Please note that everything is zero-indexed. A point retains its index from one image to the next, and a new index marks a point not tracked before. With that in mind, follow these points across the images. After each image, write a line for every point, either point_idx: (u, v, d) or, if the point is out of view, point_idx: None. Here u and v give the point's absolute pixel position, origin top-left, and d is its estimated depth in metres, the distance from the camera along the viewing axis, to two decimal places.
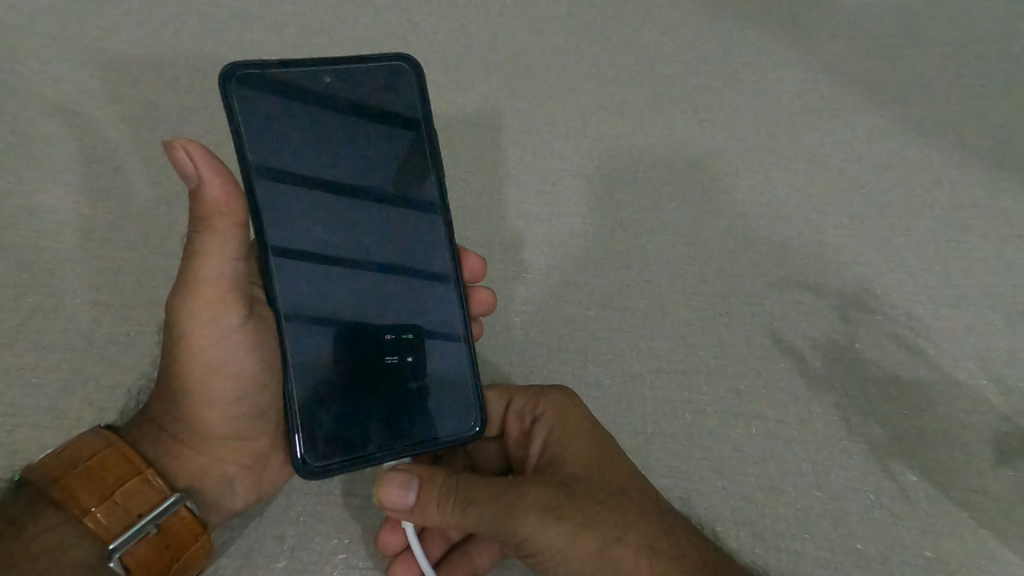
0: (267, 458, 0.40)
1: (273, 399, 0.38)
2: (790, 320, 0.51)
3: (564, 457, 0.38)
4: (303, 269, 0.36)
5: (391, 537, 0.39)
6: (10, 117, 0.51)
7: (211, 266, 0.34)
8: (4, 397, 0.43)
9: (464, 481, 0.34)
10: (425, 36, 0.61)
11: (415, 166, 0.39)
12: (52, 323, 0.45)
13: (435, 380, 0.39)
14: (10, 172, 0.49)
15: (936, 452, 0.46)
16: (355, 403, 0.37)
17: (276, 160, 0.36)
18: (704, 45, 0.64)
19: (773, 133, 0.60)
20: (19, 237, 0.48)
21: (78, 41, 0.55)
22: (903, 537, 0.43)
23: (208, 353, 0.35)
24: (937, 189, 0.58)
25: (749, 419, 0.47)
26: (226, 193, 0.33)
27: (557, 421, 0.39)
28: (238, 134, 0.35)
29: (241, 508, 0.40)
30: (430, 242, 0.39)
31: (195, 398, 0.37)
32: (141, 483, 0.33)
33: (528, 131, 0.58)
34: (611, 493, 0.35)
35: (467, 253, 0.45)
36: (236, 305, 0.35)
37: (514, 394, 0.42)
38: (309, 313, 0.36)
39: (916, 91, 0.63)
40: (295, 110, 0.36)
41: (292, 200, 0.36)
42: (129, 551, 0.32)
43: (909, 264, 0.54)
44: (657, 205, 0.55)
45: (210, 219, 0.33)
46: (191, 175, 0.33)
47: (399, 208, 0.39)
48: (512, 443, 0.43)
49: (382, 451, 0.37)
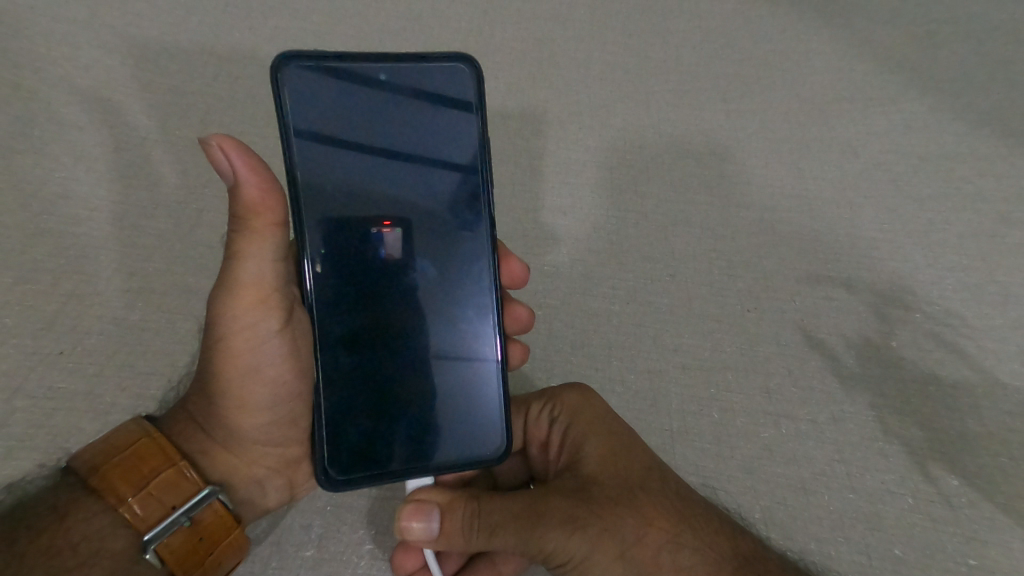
0: (298, 463, 0.41)
1: (305, 408, 0.39)
2: (822, 316, 0.49)
3: (582, 459, 0.37)
4: (336, 281, 0.36)
5: (409, 561, 0.39)
6: (44, 103, 0.52)
7: (252, 269, 0.33)
8: (42, 380, 0.44)
9: (485, 504, 0.34)
10: (448, 24, 0.60)
11: (461, 174, 0.38)
12: (87, 309, 0.46)
13: (467, 395, 0.38)
14: (45, 158, 0.50)
15: (979, 456, 0.44)
16: (381, 416, 0.37)
17: (318, 161, 0.35)
18: (733, 31, 0.62)
19: (804, 122, 0.58)
20: (54, 222, 0.48)
21: (107, 29, 0.55)
22: (944, 544, 0.42)
23: (247, 357, 0.36)
24: (980, 182, 0.55)
25: (778, 418, 0.46)
26: (264, 192, 0.31)
27: (572, 420, 0.39)
28: (286, 130, 0.34)
29: (273, 506, 0.40)
30: (468, 255, 0.38)
31: (230, 400, 0.37)
32: (176, 475, 0.33)
33: (551, 120, 0.57)
34: (628, 491, 0.34)
35: (512, 257, 0.43)
36: (275, 310, 0.35)
37: (531, 401, 0.42)
38: (341, 323, 0.36)
39: (960, 77, 0.60)
40: (342, 107, 0.35)
41: (331, 208, 0.35)
42: (163, 542, 0.32)
43: (948, 260, 0.52)
44: (684, 198, 0.54)
45: (247, 219, 0.32)
46: (227, 173, 0.30)
47: (436, 218, 0.38)
48: (534, 454, 0.42)
49: (405, 467, 0.36)
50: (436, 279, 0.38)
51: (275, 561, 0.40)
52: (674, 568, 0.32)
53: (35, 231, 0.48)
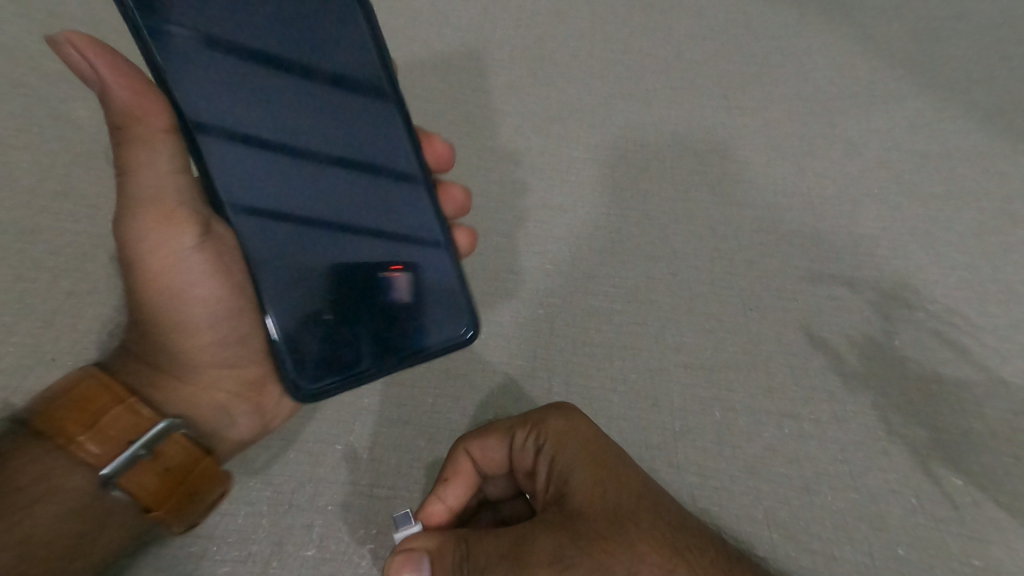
0: (263, 385, 0.42)
1: (253, 323, 0.39)
2: (825, 315, 0.49)
3: (572, 492, 0.35)
4: (286, 210, 0.37)
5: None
6: (42, 100, 0.52)
7: (148, 180, 0.35)
8: (41, 379, 0.43)
9: (473, 549, 0.33)
10: (448, 21, 0.60)
11: (360, 57, 0.38)
12: (86, 307, 0.46)
13: (422, 308, 0.40)
14: (44, 155, 0.50)
15: (983, 456, 0.44)
16: (339, 326, 0.38)
17: (188, 75, 0.34)
18: (735, 28, 0.62)
19: (806, 120, 0.57)
20: (53, 220, 0.48)
21: (105, 26, 0.55)
22: (948, 544, 0.42)
23: (175, 279, 0.37)
24: (984, 180, 0.55)
25: (781, 417, 0.46)
26: (137, 95, 0.33)
27: (559, 450, 0.37)
28: (142, 40, 0.33)
29: (246, 437, 0.41)
30: (394, 146, 0.39)
31: (169, 327, 0.38)
32: (129, 412, 0.33)
33: (552, 118, 0.56)
34: (618, 526, 0.33)
35: (433, 136, 0.44)
36: (193, 224, 0.36)
37: (515, 428, 0.40)
38: (294, 245, 0.38)
39: (963, 75, 0.60)
40: (224, 16, 0.35)
41: (264, 130, 0.37)
42: (125, 475, 0.32)
43: (951, 258, 0.52)
44: (685, 196, 0.54)
45: (127, 127, 0.33)
46: (90, 76, 0.33)
47: (360, 125, 0.39)
48: (522, 479, 0.40)
49: (373, 365, 0.39)
50: (375, 187, 0.39)
51: (276, 561, 0.40)
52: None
53: (34, 228, 0.48)
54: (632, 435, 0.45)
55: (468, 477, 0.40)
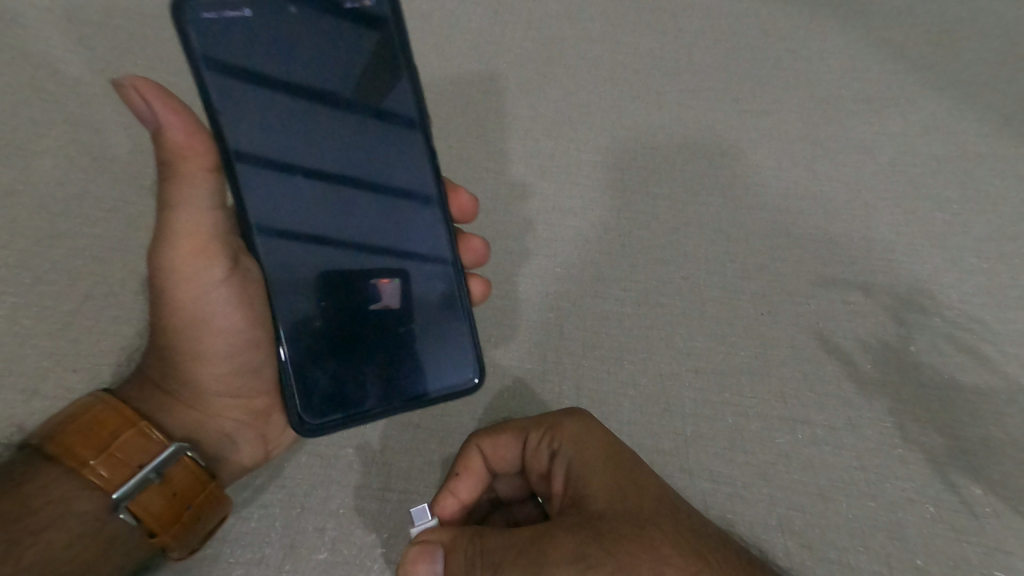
0: (268, 415, 0.42)
1: (267, 355, 0.40)
2: (839, 320, 0.49)
3: (587, 493, 0.34)
4: (307, 248, 0.38)
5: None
6: (61, 106, 0.53)
7: (187, 214, 0.35)
8: (59, 380, 0.44)
9: (486, 543, 0.32)
10: (458, 25, 0.60)
11: (401, 108, 0.38)
12: (103, 310, 0.46)
13: (431, 352, 0.40)
14: (62, 160, 0.51)
15: (1002, 464, 0.43)
16: (348, 363, 0.38)
17: (235, 112, 0.35)
18: (746, 31, 0.61)
19: (818, 123, 0.57)
20: (71, 224, 0.49)
21: (122, 32, 0.56)
22: (967, 554, 0.41)
23: (199, 308, 0.37)
24: (1001, 183, 0.54)
25: (795, 423, 0.45)
26: (190, 135, 0.33)
27: (575, 453, 0.37)
28: (200, 68, 0.33)
29: (249, 464, 0.41)
30: (421, 194, 0.40)
31: (188, 353, 0.38)
32: (140, 436, 0.33)
33: (562, 122, 0.56)
34: (639, 527, 0.31)
35: (459, 189, 0.44)
36: (221, 257, 0.36)
37: (529, 429, 0.40)
38: (309, 271, 0.38)
39: (979, 77, 0.59)
40: (270, 47, 0.35)
41: (295, 170, 0.37)
42: (135, 500, 0.32)
43: (968, 263, 0.51)
44: (696, 199, 0.53)
45: (177, 163, 0.34)
46: (147, 117, 0.32)
47: (388, 168, 0.39)
48: (535, 479, 0.40)
49: (378, 407, 0.39)
50: (396, 228, 0.39)
51: (289, 564, 0.40)
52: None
53: (53, 232, 0.48)
54: (644, 440, 0.45)
55: (478, 473, 0.41)
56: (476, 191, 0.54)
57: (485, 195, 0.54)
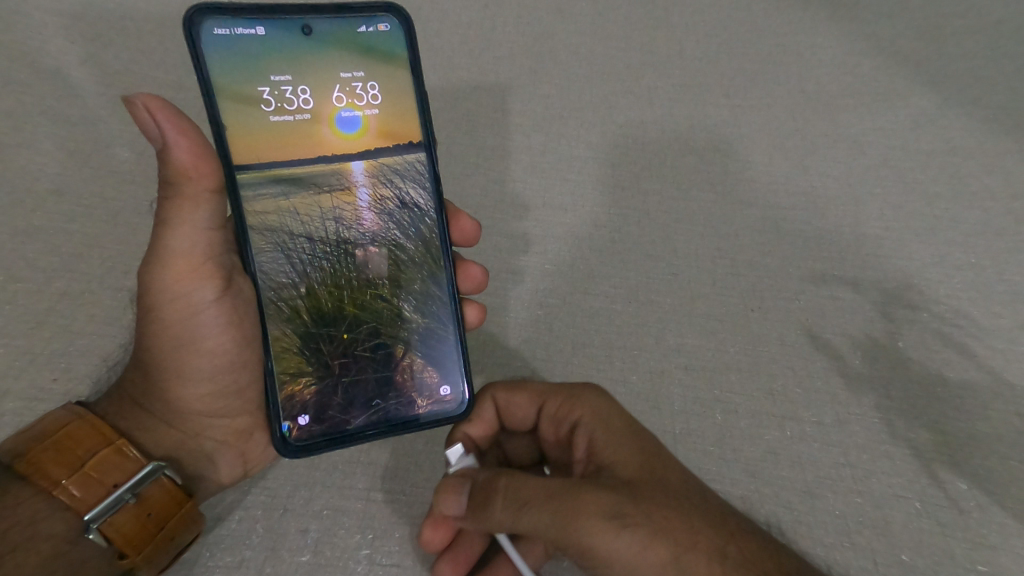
0: (250, 435, 0.42)
1: (253, 376, 0.40)
2: (828, 316, 0.49)
3: (611, 463, 0.34)
4: (302, 268, 0.38)
5: (435, 534, 0.37)
6: (38, 98, 0.51)
7: (183, 236, 0.35)
8: (34, 380, 0.43)
9: (519, 482, 0.32)
10: (448, 17, 0.59)
11: (404, 132, 0.40)
12: (80, 309, 0.45)
13: (421, 374, 0.40)
14: (38, 154, 0.50)
15: (987, 459, 0.44)
16: (337, 381, 0.39)
17: (239, 121, 0.36)
18: (739, 25, 0.61)
19: (809, 118, 0.57)
20: (47, 220, 0.48)
21: (102, 22, 0.54)
22: (953, 549, 0.41)
23: (187, 328, 0.37)
24: (989, 178, 0.54)
25: (783, 419, 0.45)
26: (196, 157, 0.33)
27: (597, 424, 0.36)
28: (209, 87, 0.35)
29: (226, 482, 0.41)
30: (418, 215, 0.40)
31: (172, 373, 0.38)
32: (116, 454, 0.33)
33: (552, 116, 0.56)
34: (672, 495, 0.31)
35: (462, 215, 0.44)
36: (212, 279, 0.36)
37: (548, 396, 0.39)
38: (301, 287, 0.38)
39: (968, 72, 0.59)
40: (279, 70, 0.37)
41: (295, 189, 0.38)
42: (108, 521, 0.32)
43: (956, 258, 0.51)
44: (686, 195, 0.53)
45: (180, 184, 0.33)
46: (156, 135, 0.32)
47: (387, 188, 0.40)
48: (550, 445, 0.41)
49: (364, 428, 0.39)
50: (392, 247, 0.40)
51: (271, 567, 0.39)
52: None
53: (29, 227, 0.47)
54: None
55: (490, 422, 0.41)
56: (464, 187, 0.53)
57: (474, 191, 0.53)
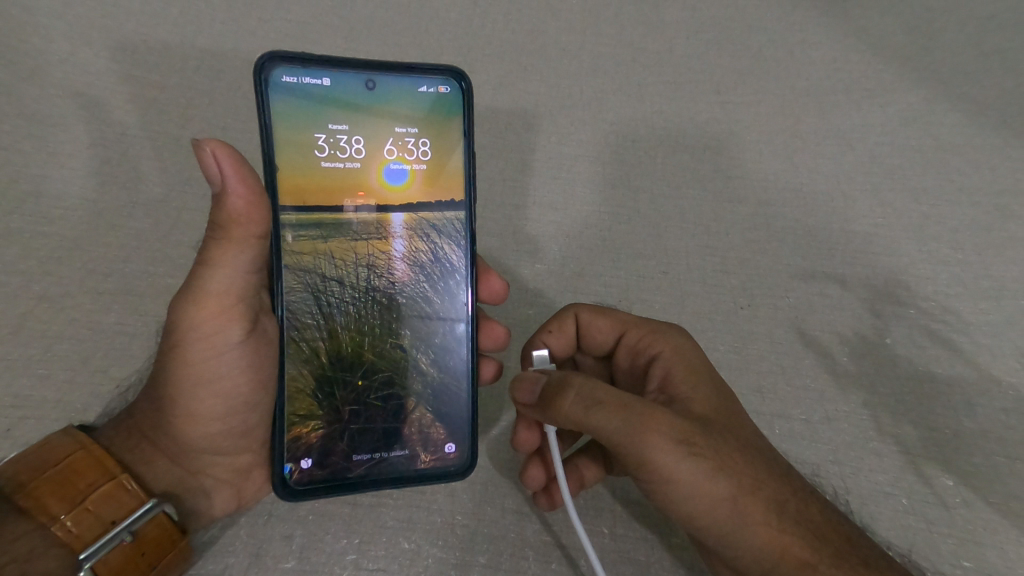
0: (249, 473, 0.41)
1: (261, 418, 0.39)
2: (817, 313, 0.49)
3: (687, 398, 0.36)
4: (328, 309, 0.38)
5: (528, 435, 0.40)
6: (13, 97, 0.50)
7: (221, 278, 0.33)
8: (9, 387, 0.42)
9: (596, 385, 0.33)
10: (437, 14, 0.58)
11: (451, 189, 0.40)
12: (56, 313, 0.45)
13: (428, 428, 0.40)
14: (14, 155, 0.48)
15: (974, 455, 0.44)
16: (346, 429, 0.38)
17: (291, 165, 0.36)
18: (730, 22, 0.61)
19: (799, 115, 0.57)
20: (25, 223, 0.47)
21: (82, 20, 0.53)
22: (938, 545, 0.41)
23: (206, 366, 0.36)
24: (976, 174, 0.54)
25: (773, 418, 0.45)
26: (250, 205, 0.31)
27: (676, 362, 0.38)
28: (268, 132, 0.35)
29: (218, 516, 0.40)
30: (453, 265, 0.40)
31: (182, 409, 0.37)
32: (116, 489, 0.33)
33: (544, 114, 0.55)
34: (739, 441, 0.34)
35: (491, 274, 0.43)
36: (238, 323, 0.35)
37: (630, 326, 0.41)
38: (321, 325, 0.38)
39: (957, 67, 0.59)
40: (334, 118, 0.37)
41: (334, 233, 0.38)
42: (101, 560, 0.32)
43: (944, 255, 0.51)
44: (676, 192, 0.53)
45: (227, 228, 0.32)
46: (215, 178, 0.31)
47: (423, 225, 0.40)
48: (622, 374, 0.43)
49: (363, 478, 0.38)
50: (421, 295, 0.40)
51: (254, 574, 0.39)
52: (779, 532, 0.32)
53: (5, 231, 0.46)
54: None
55: (569, 338, 0.42)
56: None
57: None
